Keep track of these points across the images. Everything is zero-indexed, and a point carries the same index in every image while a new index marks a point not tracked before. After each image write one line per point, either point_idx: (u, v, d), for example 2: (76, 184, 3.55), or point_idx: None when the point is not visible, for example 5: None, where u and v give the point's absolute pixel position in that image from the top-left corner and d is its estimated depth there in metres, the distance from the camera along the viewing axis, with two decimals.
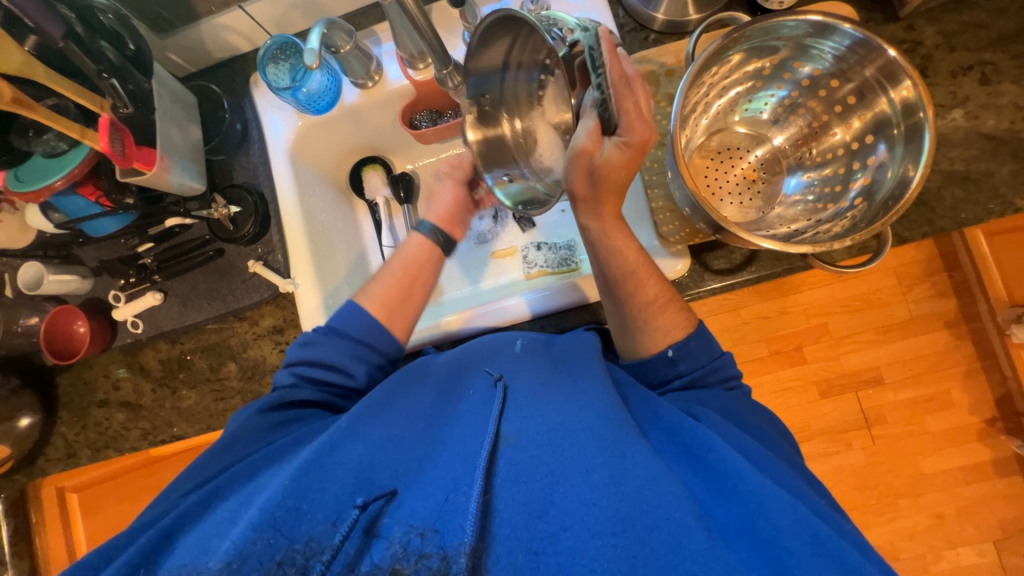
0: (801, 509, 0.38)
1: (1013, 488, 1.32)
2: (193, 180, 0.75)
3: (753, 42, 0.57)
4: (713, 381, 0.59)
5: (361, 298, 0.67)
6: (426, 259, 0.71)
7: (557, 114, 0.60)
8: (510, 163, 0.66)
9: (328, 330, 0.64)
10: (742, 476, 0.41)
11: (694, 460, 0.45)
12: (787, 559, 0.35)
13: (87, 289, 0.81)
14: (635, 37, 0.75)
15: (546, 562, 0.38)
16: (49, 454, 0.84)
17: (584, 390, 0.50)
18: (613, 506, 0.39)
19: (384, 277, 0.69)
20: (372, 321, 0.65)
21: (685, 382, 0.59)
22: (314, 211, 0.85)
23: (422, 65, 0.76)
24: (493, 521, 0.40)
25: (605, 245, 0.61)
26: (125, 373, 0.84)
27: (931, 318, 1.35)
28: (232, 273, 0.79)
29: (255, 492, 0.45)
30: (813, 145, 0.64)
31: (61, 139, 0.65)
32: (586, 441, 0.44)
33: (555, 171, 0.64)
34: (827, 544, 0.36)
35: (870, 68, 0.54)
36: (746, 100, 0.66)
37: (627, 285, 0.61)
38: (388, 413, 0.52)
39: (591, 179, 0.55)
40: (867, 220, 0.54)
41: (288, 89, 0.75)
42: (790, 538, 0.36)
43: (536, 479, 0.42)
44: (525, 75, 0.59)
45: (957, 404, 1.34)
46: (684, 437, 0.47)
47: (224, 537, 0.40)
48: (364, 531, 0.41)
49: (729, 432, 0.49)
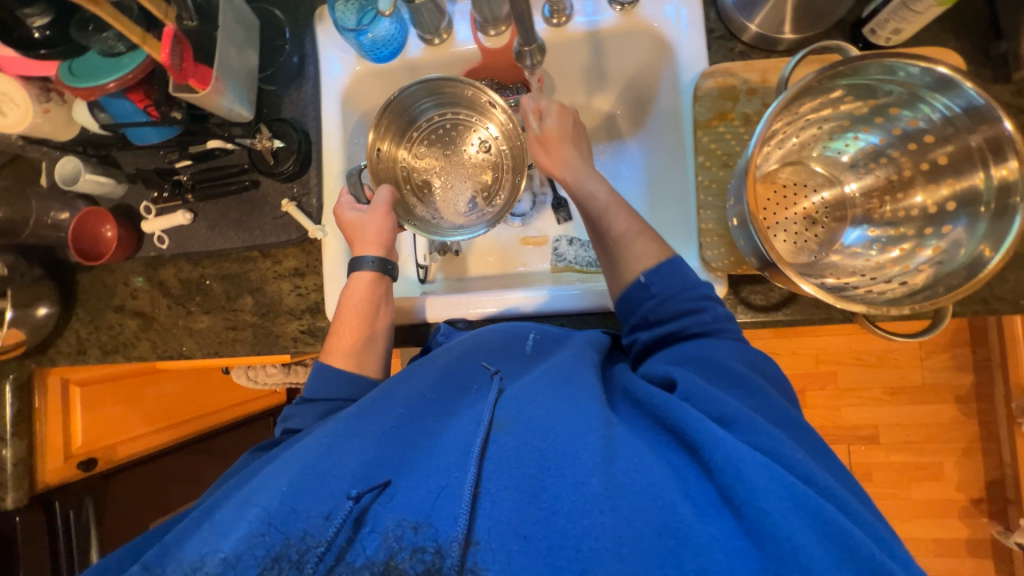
0: (776, 469, 0.36)
1: (979, 568, 1.33)
2: (243, 107, 0.73)
3: (862, 79, 0.53)
4: (682, 301, 0.57)
5: (328, 356, 0.69)
6: (366, 298, 0.70)
7: (466, 163, 0.82)
8: (406, 205, 0.80)
9: (301, 401, 0.65)
10: (716, 444, 0.38)
11: (671, 429, 0.43)
12: (770, 524, 0.33)
13: (120, 195, 0.81)
14: (721, 46, 0.71)
15: (537, 548, 0.36)
16: (60, 346, 0.86)
17: (578, 380, 0.49)
18: (602, 485, 0.38)
19: (341, 328, 0.69)
20: (341, 373, 0.66)
21: (657, 301, 0.58)
22: (355, 161, 0.84)
23: (493, 32, 0.73)
24: (481, 502, 0.39)
25: (579, 187, 0.69)
26: (143, 283, 0.85)
27: (944, 390, 1.32)
28: (264, 208, 0.78)
29: (250, 490, 0.44)
30: (888, 199, 0.60)
31: (120, 40, 0.63)
32: (572, 424, 0.43)
33: (445, 208, 0.82)
34: (805, 500, 0.34)
35: (976, 136, 0.50)
36: (828, 137, 0.63)
37: (600, 221, 0.67)
38: (384, 398, 0.53)
39: (542, 144, 0.72)
40: (929, 291, 0.52)
41: (353, 31, 0.72)
42: (768, 497, 0.34)
43: (528, 465, 0.41)
44: (431, 127, 0.82)
45: (947, 478, 1.33)
46: (653, 404, 0.46)
47: (222, 531, 0.41)
48: (355, 523, 0.41)
49: (706, 387, 0.45)
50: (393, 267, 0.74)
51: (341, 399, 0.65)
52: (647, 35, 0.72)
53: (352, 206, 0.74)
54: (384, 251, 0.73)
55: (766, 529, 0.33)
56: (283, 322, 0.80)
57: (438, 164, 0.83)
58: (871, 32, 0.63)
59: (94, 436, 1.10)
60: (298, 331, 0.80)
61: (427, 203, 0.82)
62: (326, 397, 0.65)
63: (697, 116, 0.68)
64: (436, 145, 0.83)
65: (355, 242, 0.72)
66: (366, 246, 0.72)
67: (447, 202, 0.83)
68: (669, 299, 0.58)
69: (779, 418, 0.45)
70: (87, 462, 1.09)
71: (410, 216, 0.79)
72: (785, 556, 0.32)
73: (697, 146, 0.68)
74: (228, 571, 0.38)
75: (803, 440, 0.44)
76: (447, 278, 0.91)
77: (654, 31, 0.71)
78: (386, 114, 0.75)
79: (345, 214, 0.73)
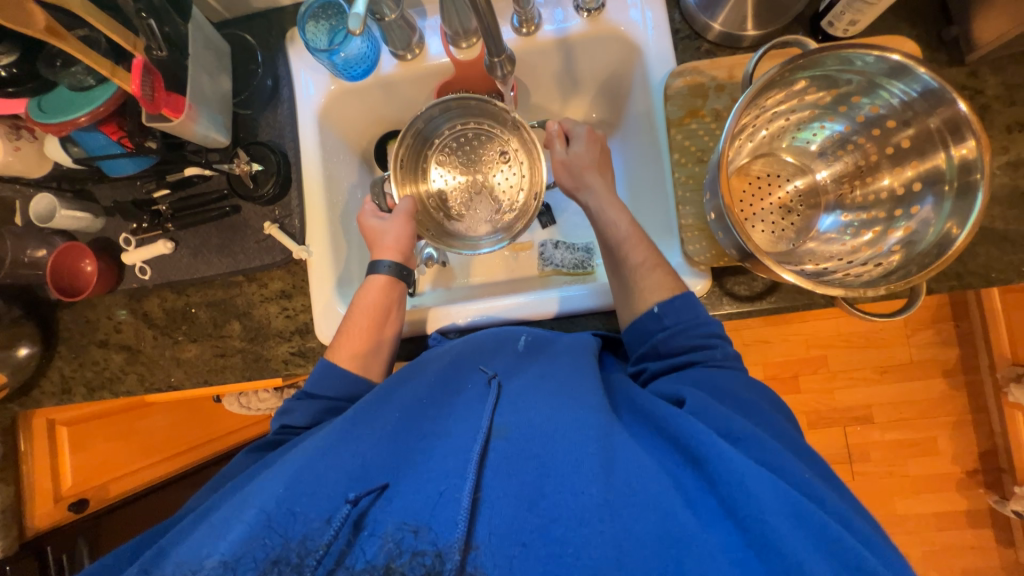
0: (783, 487, 0.37)
1: (980, 540, 1.35)
2: (218, 132, 0.73)
3: (823, 70, 0.55)
4: (695, 335, 0.58)
5: (333, 356, 0.69)
6: (379, 301, 0.71)
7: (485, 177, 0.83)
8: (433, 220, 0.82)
9: (304, 395, 0.66)
10: (722, 457, 0.39)
11: (674, 439, 0.43)
12: (771, 538, 0.34)
13: (98, 228, 0.80)
14: (687, 46, 0.73)
15: (536, 555, 0.36)
16: (44, 387, 0.84)
17: (576, 386, 0.50)
18: (600, 493, 0.38)
19: (348, 327, 0.70)
20: (343, 376, 0.66)
21: (668, 334, 0.58)
22: (336, 179, 0.84)
23: (465, 44, 0.74)
24: (481, 509, 0.40)
25: (603, 215, 0.70)
26: (127, 316, 0.83)
27: (931, 365, 1.35)
28: (246, 232, 0.78)
29: (247, 493, 0.44)
30: (857, 184, 0.62)
31: (90, 74, 0.63)
32: (572, 431, 0.43)
33: (472, 222, 0.83)
34: (811, 518, 0.35)
35: (935, 118, 0.52)
36: (796, 128, 0.65)
37: (620, 249, 0.67)
38: (382, 405, 0.52)
39: (565, 170, 0.74)
40: (903, 271, 0.53)
41: (326, 51, 0.72)
42: (773, 514, 0.35)
43: (527, 472, 0.41)
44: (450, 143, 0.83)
45: (942, 452, 1.35)
46: (657, 415, 0.46)
47: (217, 534, 0.40)
48: (353, 527, 0.41)
49: (710, 404, 0.47)
50: (409, 273, 0.75)
51: (341, 399, 0.65)
52: (616, 39, 0.74)
53: (373, 213, 0.77)
54: (402, 257, 0.75)
55: (768, 543, 0.34)
56: (273, 345, 0.79)
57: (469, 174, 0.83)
58: (829, 25, 0.65)
59: (84, 476, 1.08)
60: (289, 353, 0.79)
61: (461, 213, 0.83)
62: (329, 395, 0.65)
63: (670, 114, 0.69)
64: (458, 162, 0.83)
65: (374, 248, 0.75)
66: (384, 253, 0.74)
67: (472, 215, 0.83)
68: (682, 331, 0.58)
69: (775, 433, 0.48)
70: (78, 503, 1.06)
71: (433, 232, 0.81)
72: (786, 568, 0.33)
73: (672, 143, 0.69)
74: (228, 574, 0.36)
75: (808, 463, 0.45)
76: (436, 289, 0.91)
77: (622, 35, 0.73)
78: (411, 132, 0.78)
79: (367, 221, 0.77)
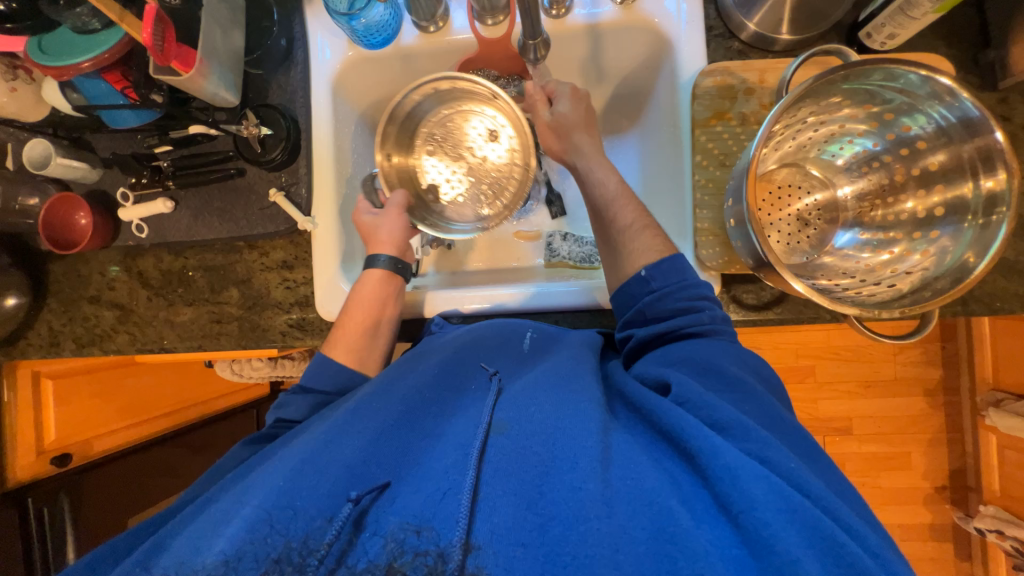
0: (775, 480, 0.37)
1: (940, 552, 1.41)
2: (228, 91, 0.70)
3: (859, 84, 0.54)
4: (682, 298, 0.58)
5: (330, 348, 0.68)
6: (375, 295, 0.70)
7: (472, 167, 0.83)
8: (426, 210, 0.82)
9: (299, 389, 0.66)
10: (715, 453, 0.39)
11: (669, 437, 0.43)
12: (767, 536, 0.34)
13: (94, 180, 0.77)
14: (719, 44, 0.71)
15: (535, 556, 0.36)
16: (32, 339, 0.82)
17: (575, 381, 0.50)
18: (599, 490, 0.38)
19: (344, 322, 0.69)
20: (340, 369, 0.66)
21: (656, 297, 0.58)
22: (346, 150, 0.81)
23: (490, 21, 0.72)
24: (479, 506, 0.39)
25: (590, 176, 0.70)
26: (121, 273, 0.81)
27: (915, 383, 1.38)
28: (250, 197, 0.76)
29: (251, 484, 0.43)
30: (881, 205, 0.61)
31: (95, 16, 0.60)
32: (569, 428, 0.44)
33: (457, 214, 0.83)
34: (803, 514, 0.35)
35: (969, 144, 0.51)
36: (824, 141, 0.64)
37: (608, 209, 0.67)
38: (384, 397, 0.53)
39: (555, 133, 0.73)
40: (917, 296, 0.53)
41: (345, 15, 0.69)
42: (766, 509, 0.35)
43: (527, 471, 0.41)
44: (434, 128, 0.82)
45: (915, 467, 1.39)
46: (650, 410, 0.46)
47: (217, 530, 0.39)
48: (354, 526, 0.40)
49: (701, 391, 0.46)
50: (405, 267, 0.74)
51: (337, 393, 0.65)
52: (647, 31, 0.72)
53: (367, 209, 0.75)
54: (397, 251, 0.73)
55: (763, 541, 0.34)
56: (271, 316, 0.78)
57: (462, 161, 0.83)
58: (867, 36, 0.63)
59: (68, 431, 1.07)
60: (287, 325, 0.78)
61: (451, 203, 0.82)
62: (323, 390, 0.65)
63: (696, 114, 0.67)
64: (446, 148, 0.83)
65: (368, 243, 0.74)
66: (382, 245, 0.73)
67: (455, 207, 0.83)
68: (669, 295, 0.58)
69: (774, 423, 0.46)
70: (61, 458, 1.05)
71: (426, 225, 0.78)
72: (781, 567, 0.32)
73: (695, 144, 0.68)
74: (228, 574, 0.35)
75: (798, 445, 0.45)
76: (439, 271, 0.90)
77: (654, 27, 0.71)
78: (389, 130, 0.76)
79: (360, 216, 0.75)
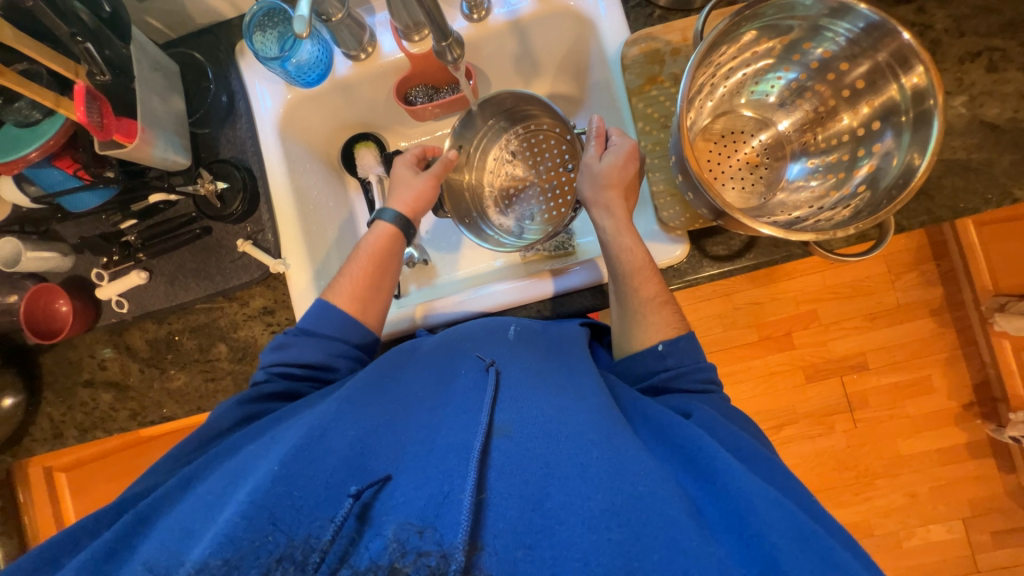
0: (787, 508, 0.40)
1: (984, 470, 1.37)
2: (177, 153, 0.72)
3: (767, 20, 0.56)
4: (695, 380, 0.59)
5: (330, 296, 0.68)
6: (388, 250, 0.72)
7: (526, 179, 0.87)
8: (469, 213, 0.86)
9: (300, 331, 0.66)
10: (732, 475, 0.42)
11: (682, 452, 0.46)
12: (776, 556, 0.36)
13: (68, 267, 0.78)
14: (639, 14, 0.72)
15: (541, 556, 0.38)
16: (35, 434, 0.82)
17: (580, 386, 0.52)
18: (608, 500, 0.39)
19: (351, 271, 0.70)
20: (344, 316, 0.66)
21: (671, 374, 0.59)
22: (305, 188, 0.83)
23: (417, 37, 0.73)
24: (487, 511, 0.40)
25: (617, 241, 0.65)
26: (111, 353, 0.82)
27: (918, 305, 1.37)
28: (220, 252, 0.77)
29: (246, 477, 0.44)
30: (818, 130, 0.63)
31: (35, 108, 0.62)
32: (583, 434, 0.45)
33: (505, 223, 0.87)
34: (817, 545, 0.37)
35: (883, 52, 0.53)
36: (753, 82, 0.65)
37: (630, 280, 0.64)
38: (381, 397, 0.53)
39: (594, 178, 0.66)
40: (871, 208, 0.53)
41: (276, 59, 0.71)
42: (778, 534, 0.37)
43: (531, 472, 0.42)
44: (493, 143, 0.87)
45: (937, 389, 1.38)
46: (665, 426, 0.49)
47: (213, 522, 0.40)
48: (358, 520, 0.42)
49: (718, 423, 0.51)
50: (413, 231, 0.75)
51: (336, 338, 0.65)
52: (567, 15, 0.73)
53: (409, 164, 0.78)
54: (410, 215, 0.75)
55: (773, 560, 0.36)
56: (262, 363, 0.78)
57: (524, 178, 0.87)
58: None
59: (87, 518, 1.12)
60: None
61: (502, 205, 0.87)
62: (325, 333, 0.65)
63: (630, 83, 0.69)
64: (509, 160, 0.88)
65: (393, 194, 0.76)
66: (396, 202, 0.75)
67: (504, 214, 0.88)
68: (683, 374, 0.59)
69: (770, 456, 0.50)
70: None
71: (460, 219, 0.84)
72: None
73: (635, 113, 0.69)
74: (230, 573, 0.35)
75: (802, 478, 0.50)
76: (420, 288, 0.91)
77: (572, 10, 0.72)
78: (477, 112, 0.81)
79: (399, 169, 0.78)
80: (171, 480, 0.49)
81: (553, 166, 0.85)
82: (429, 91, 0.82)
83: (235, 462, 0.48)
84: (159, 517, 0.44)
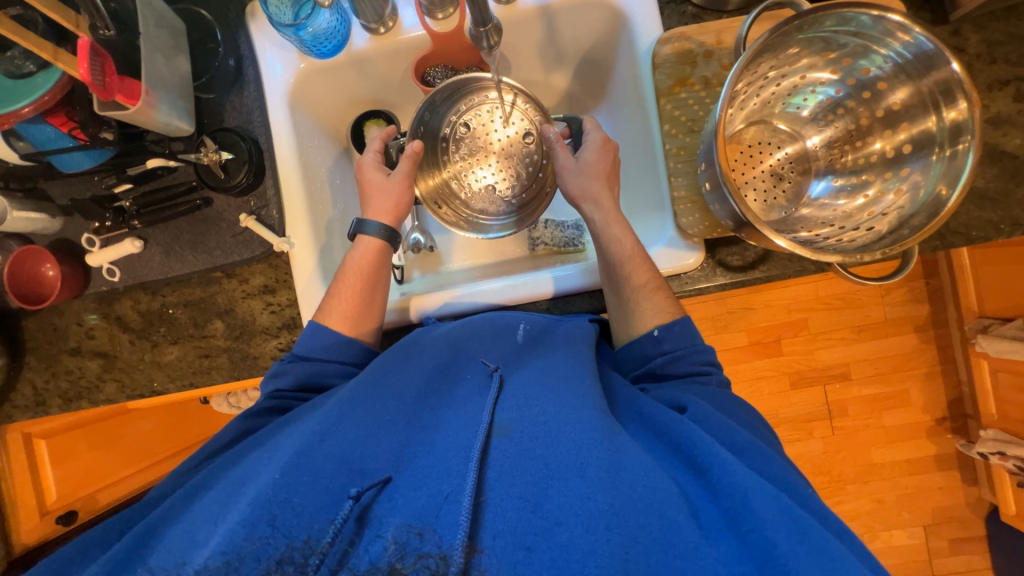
0: (784, 502, 0.38)
1: (948, 480, 1.43)
2: (181, 119, 0.68)
3: (812, 34, 0.55)
4: (693, 362, 0.59)
5: (324, 317, 0.67)
6: (372, 266, 0.70)
7: (489, 152, 0.81)
8: (443, 197, 0.80)
9: (294, 358, 0.64)
10: (728, 470, 0.41)
11: (682, 451, 0.46)
12: (775, 553, 0.35)
13: (56, 229, 0.74)
14: (673, 10, 0.70)
15: (541, 559, 0.36)
16: (14, 401, 0.79)
17: (582, 381, 0.51)
18: (607, 501, 0.38)
19: (342, 291, 0.68)
20: (337, 338, 0.65)
21: (668, 359, 0.59)
22: (314, 164, 0.80)
23: (441, 15, 0.71)
24: (485, 512, 0.39)
25: (606, 233, 0.67)
26: (99, 321, 0.79)
27: (904, 321, 1.40)
28: (221, 225, 0.74)
29: (248, 479, 0.44)
30: (850, 149, 0.63)
31: (28, 59, 0.58)
32: (579, 434, 0.44)
33: (481, 204, 0.81)
34: (817, 540, 0.36)
35: (927, 80, 0.53)
36: (787, 95, 0.65)
37: (620, 268, 0.65)
38: (381, 391, 0.52)
39: (577, 167, 0.68)
40: (896, 233, 0.53)
41: (292, 26, 0.67)
42: (774, 529, 0.36)
43: (530, 473, 0.42)
44: (446, 118, 0.79)
45: (914, 402, 1.43)
46: (664, 422, 0.49)
47: (215, 530, 0.39)
48: (357, 522, 0.41)
49: (715, 416, 0.50)
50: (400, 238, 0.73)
51: (333, 360, 0.64)
52: (600, 5, 0.71)
53: (377, 166, 0.74)
54: (395, 222, 0.73)
55: (771, 558, 0.35)
56: (260, 342, 0.76)
57: (493, 152, 0.81)
58: None
59: (69, 489, 1.10)
60: (278, 349, 0.76)
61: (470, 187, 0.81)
62: (322, 358, 0.64)
63: (659, 83, 0.67)
64: (463, 137, 0.81)
65: (371, 206, 0.72)
66: (375, 211, 0.72)
67: (475, 196, 0.81)
68: (684, 363, 0.59)
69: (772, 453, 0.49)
70: (67, 516, 1.09)
71: (434, 206, 0.79)
72: None
73: (662, 114, 0.68)
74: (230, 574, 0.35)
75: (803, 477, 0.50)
76: (425, 275, 0.89)
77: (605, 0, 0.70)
78: (436, 97, 0.75)
79: (369, 172, 0.74)
80: (179, 492, 0.47)
81: (514, 135, 0.80)
82: (447, 73, 0.79)
83: (238, 467, 0.48)
84: (167, 527, 0.44)
